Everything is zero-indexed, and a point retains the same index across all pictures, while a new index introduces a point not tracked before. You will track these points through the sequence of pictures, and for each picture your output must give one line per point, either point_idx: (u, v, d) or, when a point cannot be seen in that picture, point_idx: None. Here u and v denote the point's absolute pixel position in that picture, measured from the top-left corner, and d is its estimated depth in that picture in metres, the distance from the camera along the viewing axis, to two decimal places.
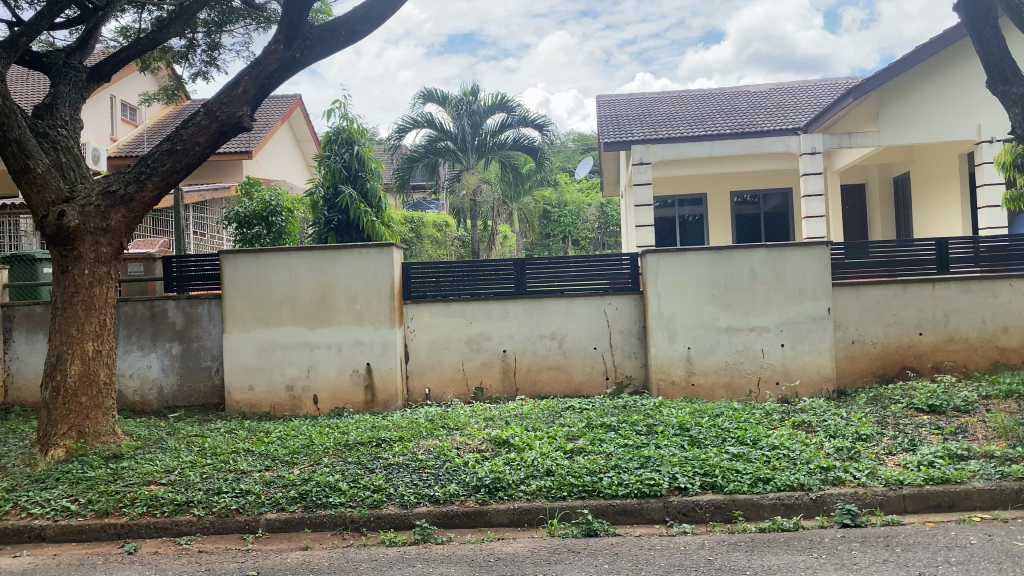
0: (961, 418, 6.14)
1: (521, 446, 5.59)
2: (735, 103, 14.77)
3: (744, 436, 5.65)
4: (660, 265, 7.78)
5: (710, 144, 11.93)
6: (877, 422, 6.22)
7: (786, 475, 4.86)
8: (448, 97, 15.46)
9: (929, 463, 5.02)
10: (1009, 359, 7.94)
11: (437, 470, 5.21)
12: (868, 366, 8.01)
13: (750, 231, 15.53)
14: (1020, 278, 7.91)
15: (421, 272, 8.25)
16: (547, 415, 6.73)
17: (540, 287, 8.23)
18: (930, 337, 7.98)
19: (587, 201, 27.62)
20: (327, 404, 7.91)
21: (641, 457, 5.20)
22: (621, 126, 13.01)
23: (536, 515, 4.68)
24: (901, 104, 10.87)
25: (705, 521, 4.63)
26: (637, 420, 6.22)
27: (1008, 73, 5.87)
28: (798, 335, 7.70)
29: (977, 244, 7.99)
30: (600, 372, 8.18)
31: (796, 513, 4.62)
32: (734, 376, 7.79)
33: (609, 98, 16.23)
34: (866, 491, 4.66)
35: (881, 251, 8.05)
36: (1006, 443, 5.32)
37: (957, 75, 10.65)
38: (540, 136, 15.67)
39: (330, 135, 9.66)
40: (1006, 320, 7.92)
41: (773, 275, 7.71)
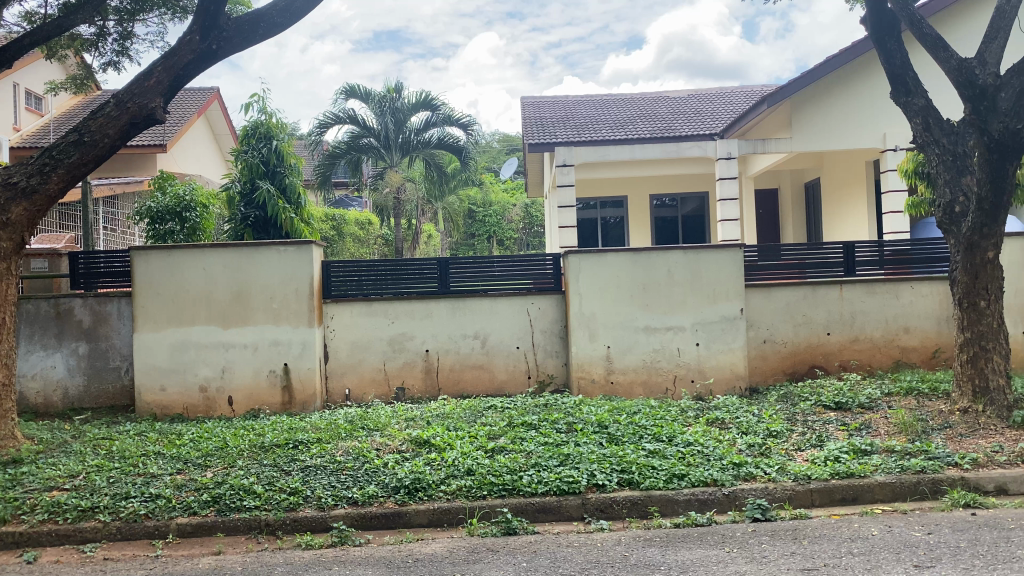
0: (865, 415, 6.40)
1: (442, 446, 5.57)
2: (657, 107, 15.06)
3: (660, 433, 5.76)
4: (581, 265, 7.87)
5: (632, 148, 12.09)
6: (787, 418, 6.44)
7: (700, 471, 4.98)
8: (371, 94, 15.30)
9: (835, 458, 5.22)
10: (910, 358, 8.32)
11: (356, 471, 5.15)
12: (779, 364, 8.27)
13: (669, 233, 15.90)
14: (921, 281, 8.31)
15: (341, 272, 8.11)
16: (469, 414, 6.71)
17: (462, 287, 8.21)
18: (837, 336, 8.29)
19: (512, 201, 27.84)
20: (243, 405, 7.73)
21: (560, 455, 5.25)
22: (546, 128, 13.12)
23: (456, 515, 4.68)
24: (813, 113, 11.27)
25: (622, 518, 4.70)
26: (557, 419, 6.27)
27: (911, 85, 6.11)
28: (713, 334, 7.89)
29: (882, 248, 8.36)
30: (522, 371, 8.22)
31: (709, 509, 4.73)
32: (652, 375, 7.92)
33: (534, 100, 16.38)
34: (776, 486, 4.82)
35: (793, 254, 8.33)
36: (906, 438, 5.58)
37: (861, 87, 11.17)
38: (465, 136, 15.62)
39: (247, 130, 9.42)
40: (906, 321, 8.31)
41: (689, 276, 7.89)
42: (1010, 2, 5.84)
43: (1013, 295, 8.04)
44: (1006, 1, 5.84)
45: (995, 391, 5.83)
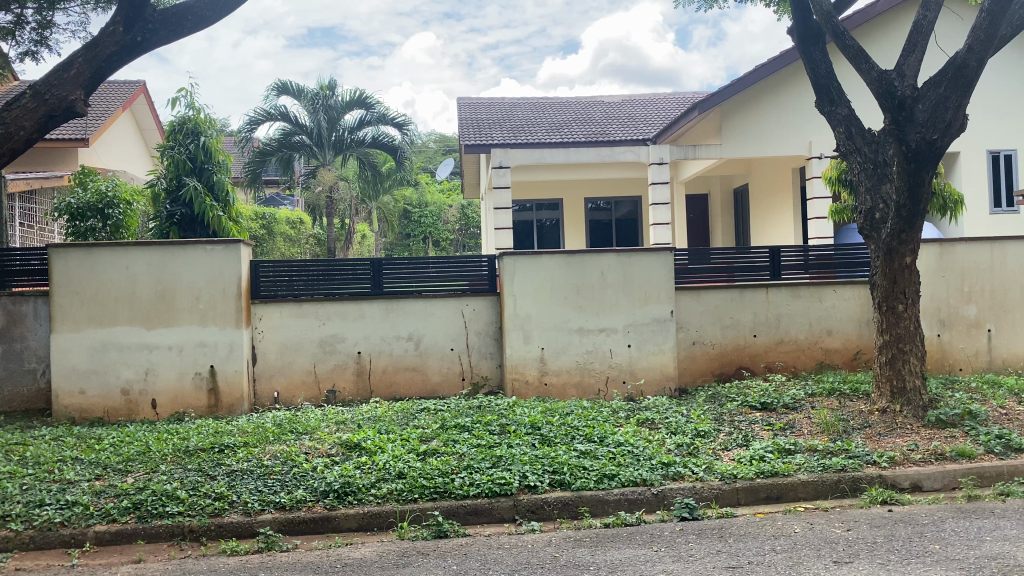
0: (789, 415, 6.57)
1: (373, 449, 5.50)
2: (591, 111, 15.22)
3: (591, 434, 5.80)
4: (516, 267, 7.89)
5: (567, 151, 12.16)
6: (715, 419, 6.56)
7: (630, 471, 5.04)
8: (303, 91, 15.06)
9: (760, 458, 5.34)
10: (832, 360, 8.58)
11: (284, 476, 5.05)
12: (708, 366, 8.43)
13: (603, 236, 16.08)
14: (843, 285, 8.58)
15: (271, 272, 7.96)
16: (401, 417, 6.65)
17: (395, 288, 8.14)
18: (763, 338, 8.49)
19: (448, 202, 27.75)
20: (167, 409, 7.51)
21: (493, 457, 5.24)
22: (481, 130, 13.14)
23: (386, 518, 4.63)
24: (742, 120, 11.54)
25: (553, 518, 4.72)
26: (490, 421, 6.26)
27: (835, 95, 6.29)
28: (644, 336, 8.00)
29: (807, 253, 8.61)
30: (456, 373, 8.19)
31: (639, 509, 4.80)
32: (585, 376, 7.98)
33: (470, 101, 16.38)
34: (703, 485, 4.91)
35: (722, 258, 8.51)
36: (828, 438, 5.75)
37: (788, 96, 11.51)
38: (400, 135, 15.51)
39: (174, 125, 9.15)
40: (829, 323, 8.57)
41: (622, 279, 7.98)
42: (926, 18, 6.06)
43: (928, 300, 8.38)
44: (923, 15, 6.06)
45: (911, 391, 6.06)
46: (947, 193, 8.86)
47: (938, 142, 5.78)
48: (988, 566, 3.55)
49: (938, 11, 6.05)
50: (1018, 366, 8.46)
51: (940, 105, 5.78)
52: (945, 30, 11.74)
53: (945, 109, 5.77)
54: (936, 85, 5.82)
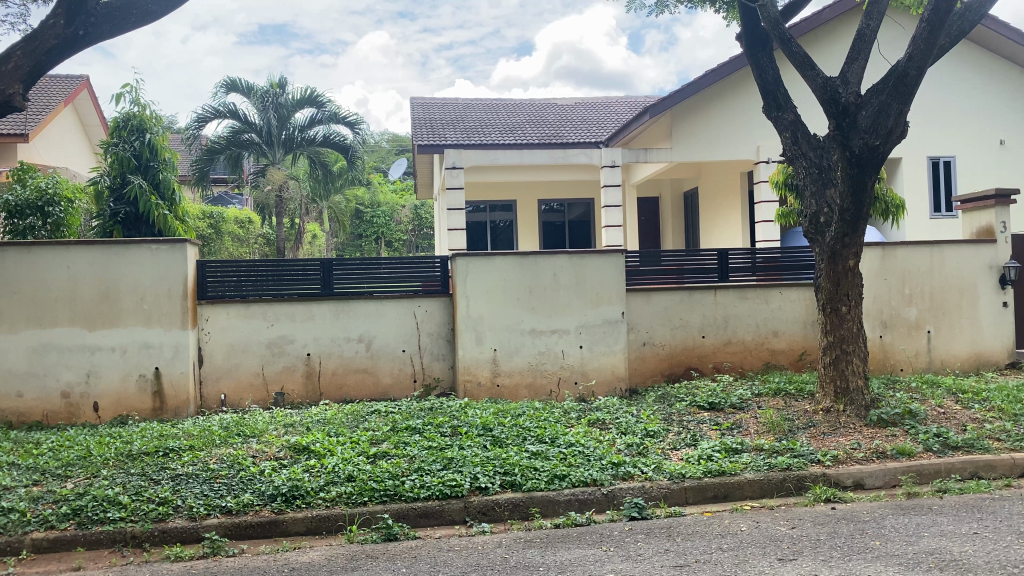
0: (736, 415, 6.67)
1: (322, 452, 5.44)
2: (545, 113, 15.28)
3: (543, 435, 5.82)
4: (469, 268, 7.87)
5: (520, 153, 12.18)
6: (664, 419, 6.63)
7: (581, 471, 5.06)
8: (253, 88, 14.81)
9: (708, 457, 5.42)
10: (778, 360, 8.74)
11: (230, 480, 4.96)
12: (657, 366, 8.52)
13: (556, 238, 16.16)
14: (789, 287, 8.75)
15: (218, 272, 7.82)
16: (351, 419, 6.59)
17: (346, 289, 8.06)
18: (711, 339, 8.61)
19: (401, 202, 27.59)
20: (109, 412, 7.33)
21: (444, 459, 5.22)
22: (434, 130, 13.10)
23: (335, 522, 4.58)
24: (692, 124, 11.71)
25: (503, 520, 4.73)
26: (441, 422, 6.24)
27: (781, 100, 6.41)
28: (596, 337, 8.05)
29: (754, 255, 8.76)
30: (407, 375, 8.14)
31: (589, 509, 4.83)
32: (537, 377, 8.00)
33: (423, 101, 16.31)
34: (652, 485, 4.96)
35: (672, 260, 8.61)
36: (774, 437, 5.85)
37: (737, 101, 11.71)
38: (352, 134, 15.37)
39: (117, 121, 8.93)
40: (775, 325, 8.73)
41: (574, 280, 8.02)
42: (870, 27, 6.21)
43: (871, 301, 8.58)
44: (866, 24, 6.21)
45: (854, 391, 6.21)
46: (889, 198, 9.09)
47: (880, 148, 5.89)
48: (926, 561, 3.64)
49: (880, 21, 6.20)
50: (956, 367, 8.71)
51: (882, 111, 5.89)
52: (887, 39, 12.05)
53: (886, 116, 5.89)
54: (879, 92, 5.94)
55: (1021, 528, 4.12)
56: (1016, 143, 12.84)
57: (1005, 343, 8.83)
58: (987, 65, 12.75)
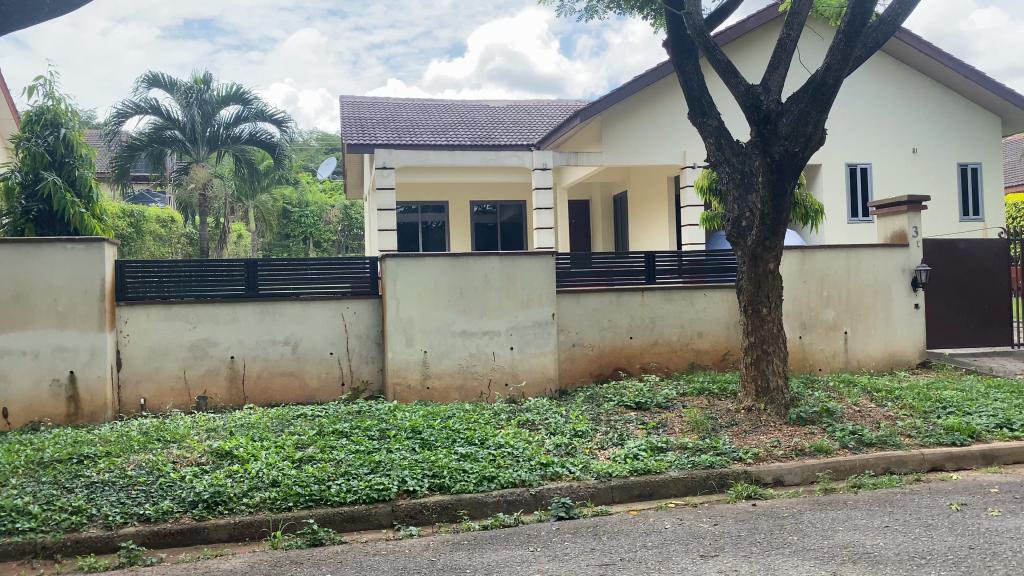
0: (662, 414, 6.80)
1: (246, 457, 5.32)
2: (476, 115, 15.29)
3: (472, 437, 5.82)
4: (398, 270, 7.79)
5: (451, 154, 12.14)
6: (593, 419, 6.71)
7: (509, 472, 5.08)
8: (176, 83, 14.41)
9: (634, 456, 5.50)
10: (703, 361, 8.93)
11: (149, 486, 4.81)
12: (586, 367, 8.61)
13: (488, 239, 16.19)
14: (713, 289, 8.96)
15: (138, 273, 7.57)
16: (276, 423, 6.47)
17: (272, 290, 7.91)
18: (639, 340, 8.75)
19: (329, 202, 27.25)
20: (20, 418, 7.02)
21: (371, 462, 5.17)
22: (365, 130, 12.96)
23: (259, 528, 4.49)
24: (621, 129, 11.88)
25: (431, 523, 4.71)
26: (369, 425, 6.18)
27: (705, 106, 6.56)
28: (526, 339, 8.09)
29: (680, 258, 8.94)
30: (335, 378, 8.04)
31: (517, 509, 4.85)
32: (467, 379, 7.99)
33: (353, 101, 16.13)
34: (580, 485, 5.01)
35: (601, 262, 8.72)
36: (698, 435, 5.98)
37: (664, 106, 11.94)
38: (279, 132, 15.10)
39: (30, 115, 8.59)
40: (700, 326, 8.92)
41: (504, 282, 8.04)
42: (790, 36, 6.38)
43: (791, 303, 8.84)
44: (786, 34, 6.38)
45: (774, 391, 6.39)
46: (809, 203, 9.38)
47: (799, 154, 6.06)
48: (840, 554, 3.77)
49: (800, 31, 6.38)
50: (871, 366, 9.04)
51: (801, 119, 6.05)
52: (807, 50, 12.44)
53: (805, 124, 6.05)
54: (798, 101, 6.10)
55: (929, 520, 4.31)
56: (927, 151, 13.41)
57: (916, 344, 9.20)
58: (900, 76, 13.29)
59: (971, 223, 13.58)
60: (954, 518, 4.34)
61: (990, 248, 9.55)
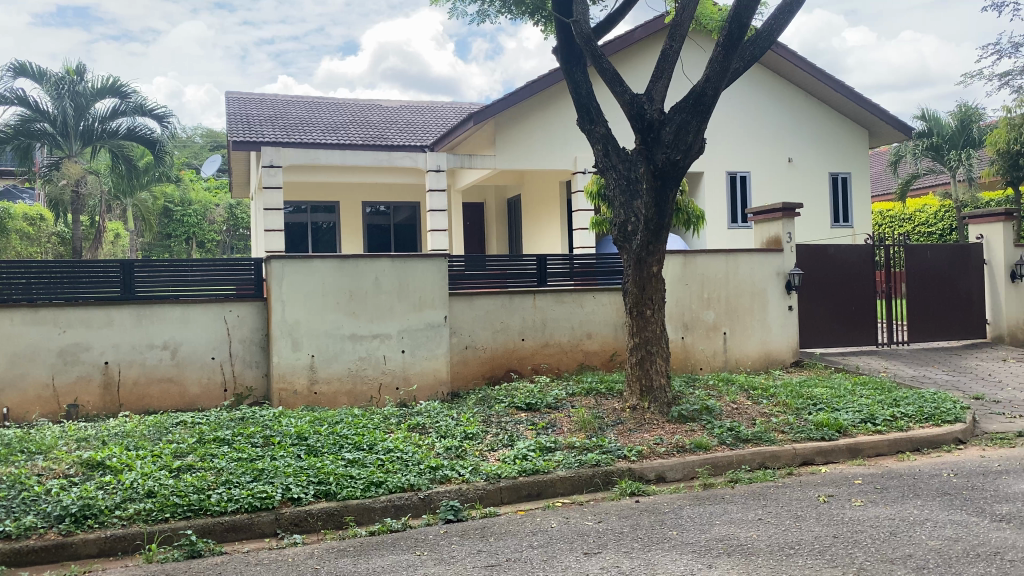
0: (551, 414, 6.90)
1: (119, 468, 5.07)
2: (368, 115, 15.10)
3: (360, 442, 5.74)
4: (285, 272, 7.60)
5: (342, 153, 11.94)
6: (483, 421, 6.74)
7: (398, 477, 5.04)
8: (46, 74, 13.64)
9: (523, 456, 5.56)
10: (592, 361, 9.12)
11: (10, 501, 4.51)
12: (477, 369, 8.63)
13: (380, 240, 16.01)
14: (602, 292, 9.16)
15: (2, 274, 7.09)
16: (153, 431, 6.20)
17: (151, 293, 7.58)
18: (530, 341, 8.84)
19: (214, 201, 26.39)
20: None
21: (254, 470, 5.02)
22: (252, 127, 12.59)
23: (132, 542, 4.29)
24: (514, 133, 11.99)
25: (316, 530, 4.62)
26: (253, 432, 6.00)
27: (594, 114, 6.70)
28: (417, 342, 8.05)
29: (571, 261, 9.10)
30: (217, 384, 7.78)
31: (405, 514, 4.81)
32: (357, 383, 7.87)
33: (239, 97, 15.65)
34: (468, 487, 5.02)
35: (495, 264, 8.78)
36: (585, 435, 6.10)
37: (555, 112, 12.14)
38: (159, 128, 14.46)
39: None
40: (589, 327, 9.10)
41: (395, 284, 7.97)
42: (673, 48, 6.59)
43: (674, 305, 9.15)
44: (669, 46, 6.59)
45: (658, 389, 6.59)
46: (691, 209, 9.72)
47: (681, 162, 6.27)
48: (716, 547, 3.93)
49: (682, 43, 6.60)
50: (748, 365, 9.44)
51: (683, 128, 6.28)
52: (691, 61, 12.91)
53: (686, 132, 6.28)
54: (680, 110, 6.31)
55: (798, 512, 4.53)
56: (802, 161, 14.13)
57: (790, 343, 9.66)
58: (777, 89, 13.96)
59: (840, 230, 14.40)
60: (821, 509, 4.59)
61: (858, 254, 10.13)
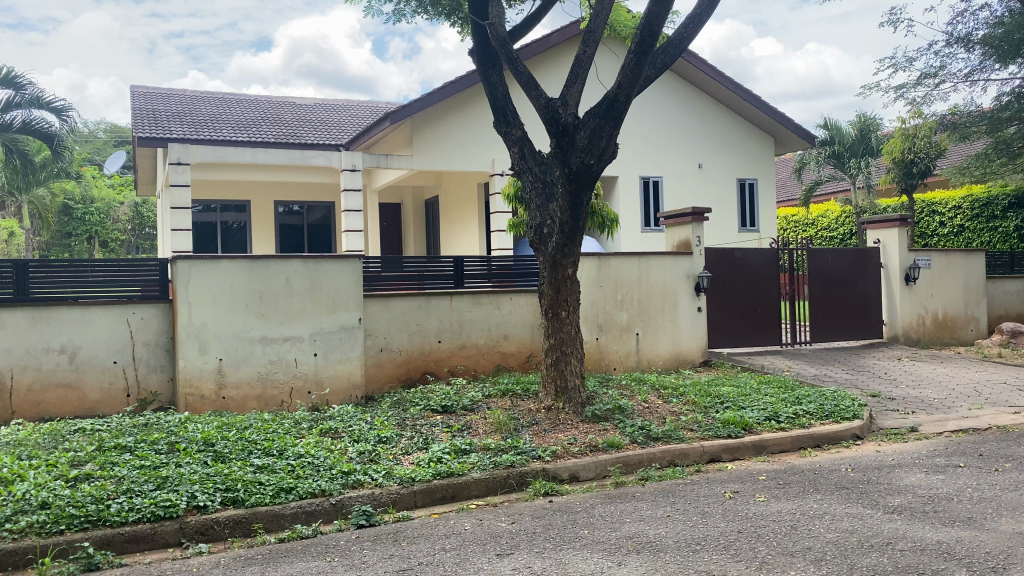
0: (467, 416, 6.90)
1: (10, 479, 4.81)
2: (282, 112, 14.80)
3: (270, 447, 5.61)
4: (192, 273, 7.37)
5: (253, 152, 11.66)
6: (397, 424, 6.68)
7: (308, 482, 4.95)
8: None
9: (438, 459, 5.54)
10: (508, 363, 9.16)
11: None
12: (393, 372, 8.54)
13: (293, 241, 15.71)
14: (519, 294, 9.23)
15: None
16: (48, 439, 5.91)
17: (48, 294, 7.24)
18: (446, 344, 8.81)
19: (118, 199, 25.42)
20: None
21: (157, 478, 4.85)
22: (158, 122, 12.17)
23: (23, 556, 4.08)
24: (431, 133, 11.94)
25: (223, 538, 4.50)
26: (157, 439, 5.80)
27: (510, 116, 6.73)
28: (330, 344, 7.92)
29: (489, 263, 9.14)
30: (119, 389, 7.47)
31: (315, 520, 4.73)
32: (267, 388, 7.69)
33: (145, 91, 15.11)
34: (381, 491, 4.97)
35: (412, 266, 8.74)
36: (500, 436, 6.12)
37: (472, 113, 12.14)
38: (58, 122, 13.82)
39: None
40: (506, 329, 9.14)
41: (307, 286, 7.83)
42: (586, 54, 6.68)
43: (589, 306, 9.27)
44: (584, 51, 6.67)
45: (572, 390, 6.67)
46: (606, 212, 9.88)
47: (594, 166, 6.36)
48: (626, 545, 4.00)
49: (596, 49, 6.69)
50: (660, 365, 9.63)
51: (596, 133, 6.36)
52: (605, 66, 13.12)
53: (600, 137, 6.36)
54: (594, 115, 6.40)
55: (704, 508, 4.66)
56: (711, 167, 14.53)
57: (699, 344, 9.92)
58: (688, 97, 14.32)
59: (748, 234, 14.86)
60: (728, 505, 4.72)
61: (764, 258, 10.48)
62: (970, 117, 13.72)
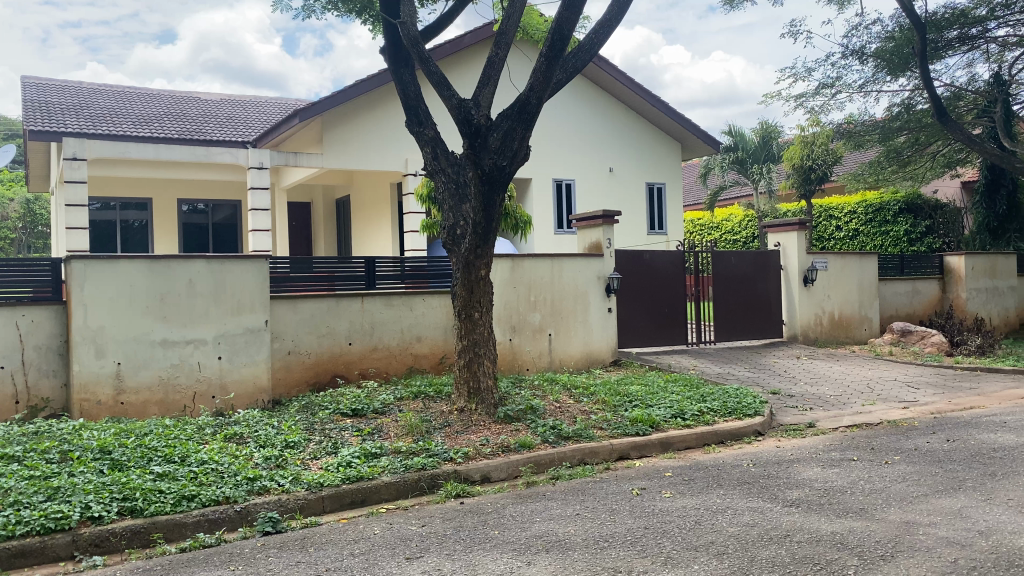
0: (377, 419, 6.82)
1: None
2: (186, 107, 14.32)
3: (171, 454, 5.42)
4: (87, 273, 7.05)
5: (155, 147, 11.22)
6: (305, 428, 6.55)
7: (212, 489, 4.80)
8: None
9: (347, 463, 5.45)
10: (421, 364, 9.11)
11: None
12: (302, 375, 8.37)
13: (198, 240, 15.22)
14: (432, 295, 9.19)
15: None
16: None
17: None
18: (357, 346, 8.70)
19: (7, 195, 24.16)
20: None
21: (48, 488, 4.61)
22: (51, 115, 11.60)
23: None
24: (342, 132, 11.76)
25: (119, 550, 4.31)
26: (48, 447, 5.51)
27: (422, 116, 6.69)
28: (235, 347, 7.71)
29: (402, 264, 9.06)
30: (7, 396, 7.08)
31: (219, 528, 4.59)
32: (168, 393, 7.42)
33: (37, 82, 14.37)
34: (288, 497, 4.86)
35: (323, 266, 8.59)
36: (411, 439, 6.07)
37: (384, 112, 12.03)
38: None
39: None
40: (418, 330, 9.09)
41: (211, 287, 7.60)
42: (498, 55, 6.69)
43: (502, 307, 9.30)
44: (495, 53, 6.68)
45: (484, 391, 6.68)
46: (518, 213, 9.92)
47: (507, 168, 6.43)
48: (535, 544, 4.02)
49: (507, 51, 6.71)
50: (570, 365, 9.75)
51: (509, 135, 6.42)
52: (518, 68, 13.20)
53: (512, 139, 6.43)
54: (506, 117, 6.45)
55: (613, 505, 4.74)
56: (621, 170, 14.80)
57: (609, 344, 10.08)
58: (599, 100, 14.56)
59: (656, 236, 15.20)
60: (634, 502, 4.81)
61: (672, 259, 10.74)
62: (863, 126, 14.38)
